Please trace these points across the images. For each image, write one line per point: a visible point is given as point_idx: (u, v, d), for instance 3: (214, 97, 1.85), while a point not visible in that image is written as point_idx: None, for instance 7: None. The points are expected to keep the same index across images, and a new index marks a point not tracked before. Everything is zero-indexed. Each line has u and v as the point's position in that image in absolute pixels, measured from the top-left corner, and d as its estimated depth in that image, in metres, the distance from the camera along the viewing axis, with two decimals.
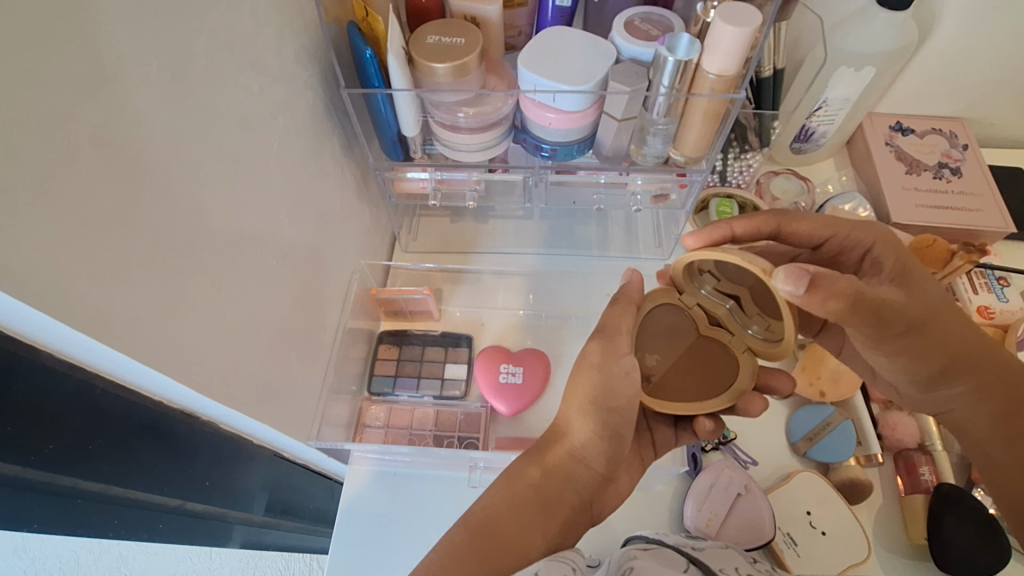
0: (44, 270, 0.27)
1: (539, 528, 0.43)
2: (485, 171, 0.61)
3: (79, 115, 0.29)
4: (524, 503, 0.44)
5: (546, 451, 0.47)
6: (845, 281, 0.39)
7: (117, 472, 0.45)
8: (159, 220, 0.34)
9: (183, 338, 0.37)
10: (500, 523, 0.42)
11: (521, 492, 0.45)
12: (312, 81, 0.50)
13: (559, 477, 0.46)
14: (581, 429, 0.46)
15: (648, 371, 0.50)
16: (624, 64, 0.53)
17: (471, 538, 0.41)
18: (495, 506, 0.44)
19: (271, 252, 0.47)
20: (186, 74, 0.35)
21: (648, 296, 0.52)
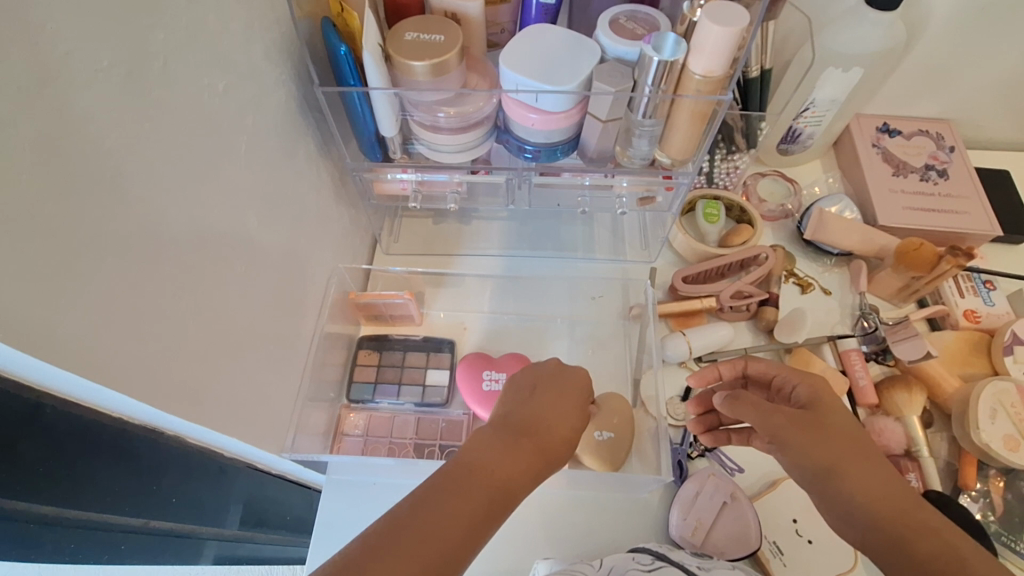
0: None
1: (528, 484, 0.41)
2: (467, 173, 0.60)
3: (20, 116, 0.27)
4: (523, 472, 0.41)
5: (541, 443, 0.43)
6: (784, 411, 0.45)
7: (72, 496, 0.41)
8: (112, 229, 0.32)
9: (139, 353, 0.35)
10: (507, 476, 0.40)
11: (525, 461, 0.42)
12: (284, 78, 0.48)
13: (544, 431, 0.44)
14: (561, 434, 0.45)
15: (537, 376, 0.49)
16: (609, 64, 0.51)
17: (456, 483, 0.38)
18: (474, 452, 0.41)
19: (239, 259, 0.45)
20: (142, 73, 0.33)
21: (557, 379, 0.49)
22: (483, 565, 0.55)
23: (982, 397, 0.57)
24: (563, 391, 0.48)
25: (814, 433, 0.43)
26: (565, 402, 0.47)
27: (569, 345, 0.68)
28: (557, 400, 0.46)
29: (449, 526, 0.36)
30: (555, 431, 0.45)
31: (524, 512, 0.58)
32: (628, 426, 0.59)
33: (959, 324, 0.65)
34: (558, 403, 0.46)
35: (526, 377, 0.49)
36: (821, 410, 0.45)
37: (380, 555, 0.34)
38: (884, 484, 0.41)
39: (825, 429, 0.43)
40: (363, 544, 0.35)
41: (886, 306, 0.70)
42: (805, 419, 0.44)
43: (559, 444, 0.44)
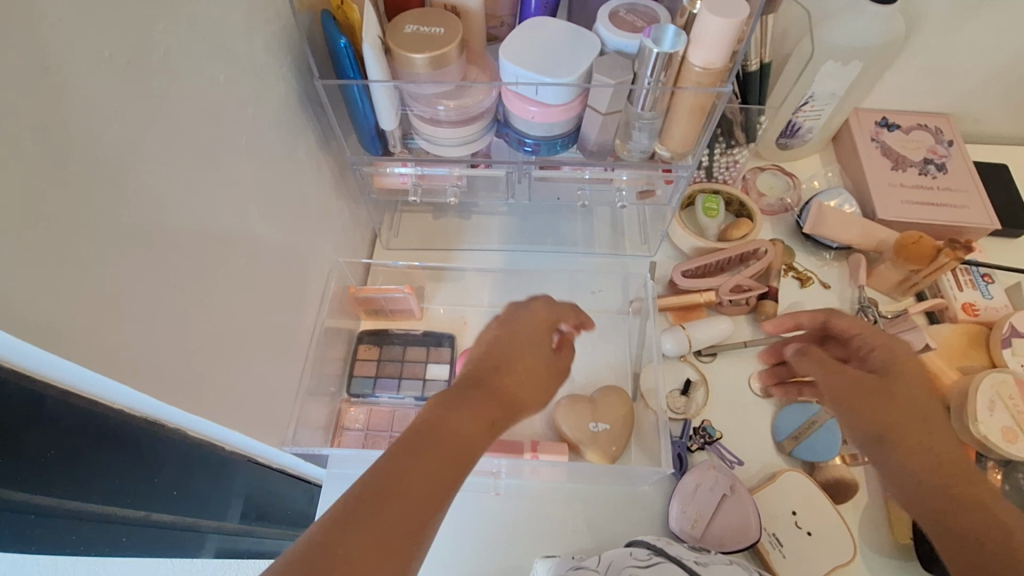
0: None
1: (485, 436, 0.41)
2: (467, 167, 0.60)
3: (21, 106, 0.26)
4: (476, 419, 0.41)
5: (491, 395, 0.43)
6: (852, 375, 0.47)
7: (75, 488, 0.41)
8: (113, 219, 0.32)
9: (139, 345, 0.35)
10: (460, 424, 0.40)
11: (477, 409, 0.42)
12: (285, 71, 0.48)
13: (499, 380, 0.44)
14: (512, 384, 0.45)
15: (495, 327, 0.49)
16: (609, 56, 0.51)
17: (419, 443, 0.38)
18: (436, 413, 0.41)
19: (239, 252, 0.44)
20: (142, 64, 0.33)
21: (518, 325, 0.48)
22: (483, 557, 0.55)
23: (981, 390, 0.57)
24: (516, 338, 0.47)
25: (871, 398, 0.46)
26: (517, 350, 0.46)
27: None
28: (510, 350, 0.46)
29: (426, 475, 0.37)
30: (512, 384, 0.45)
31: (524, 504, 0.58)
32: (624, 414, 0.60)
33: (958, 317, 0.65)
34: (508, 353, 0.46)
35: (488, 330, 0.49)
36: (896, 374, 0.47)
37: (365, 509, 0.34)
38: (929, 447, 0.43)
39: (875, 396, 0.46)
40: (350, 499, 0.35)
41: (885, 300, 0.70)
42: (869, 383, 0.46)
43: (514, 393, 0.44)
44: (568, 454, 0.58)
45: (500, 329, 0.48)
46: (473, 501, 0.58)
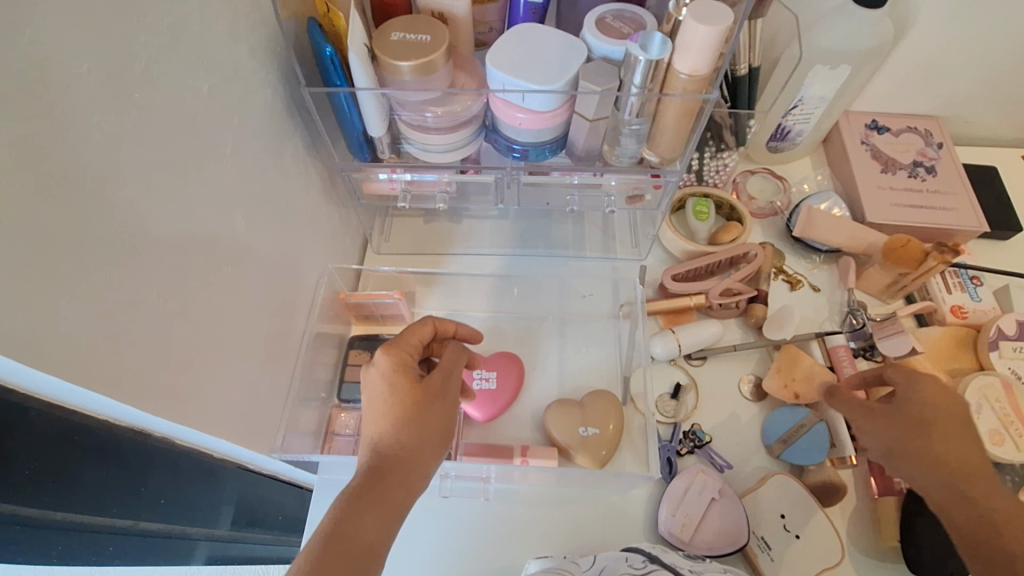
0: None
1: (386, 534, 0.42)
2: (456, 172, 0.60)
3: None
4: (365, 501, 0.42)
5: (380, 473, 0.44)
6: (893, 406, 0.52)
7: (53, 498, 0.42)
8: (95, 232, 0.32)
9: (123, 356, 0.35)
10: (350, 511, 0.42)
11: (364, 493, 0.43)
12: (271, 78, 0.48)
13: (389, 456, 0.45)
14: (396, 457, 0.45)
15: (368, 392, 0.49)
16: (595, 63, 0.51)
17: (321, 555, 0.39)
18: (338, 516, 0.41)
19: (226, 261, 0.44)
20: (123, 75, 0.33)
21: (385, 385, 0.48)
22: (472, 562, 0.56)
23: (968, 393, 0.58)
24: (382, 403, 0.47)
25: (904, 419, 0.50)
26: (392, 417, 0.46)
27: (560, 343, 0.68)
28: (386, 418, 0.46)
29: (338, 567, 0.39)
30: (410, 467, 0.45)
31: (513, 510, 0.58)
32: (616, 418, 0.60)
33: (946, 320, 0.66)
34: (386, 424, 0.46)
35: (377, 401, 0.48)
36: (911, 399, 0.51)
37: None
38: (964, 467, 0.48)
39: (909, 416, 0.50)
40: None
41: (875, 303, 0.71)
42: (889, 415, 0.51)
43: (407, 465, 0.45)
44: (557, 459, 0.58)
45: (388, 405, 0.47)
46: (462, 507, 0.58)
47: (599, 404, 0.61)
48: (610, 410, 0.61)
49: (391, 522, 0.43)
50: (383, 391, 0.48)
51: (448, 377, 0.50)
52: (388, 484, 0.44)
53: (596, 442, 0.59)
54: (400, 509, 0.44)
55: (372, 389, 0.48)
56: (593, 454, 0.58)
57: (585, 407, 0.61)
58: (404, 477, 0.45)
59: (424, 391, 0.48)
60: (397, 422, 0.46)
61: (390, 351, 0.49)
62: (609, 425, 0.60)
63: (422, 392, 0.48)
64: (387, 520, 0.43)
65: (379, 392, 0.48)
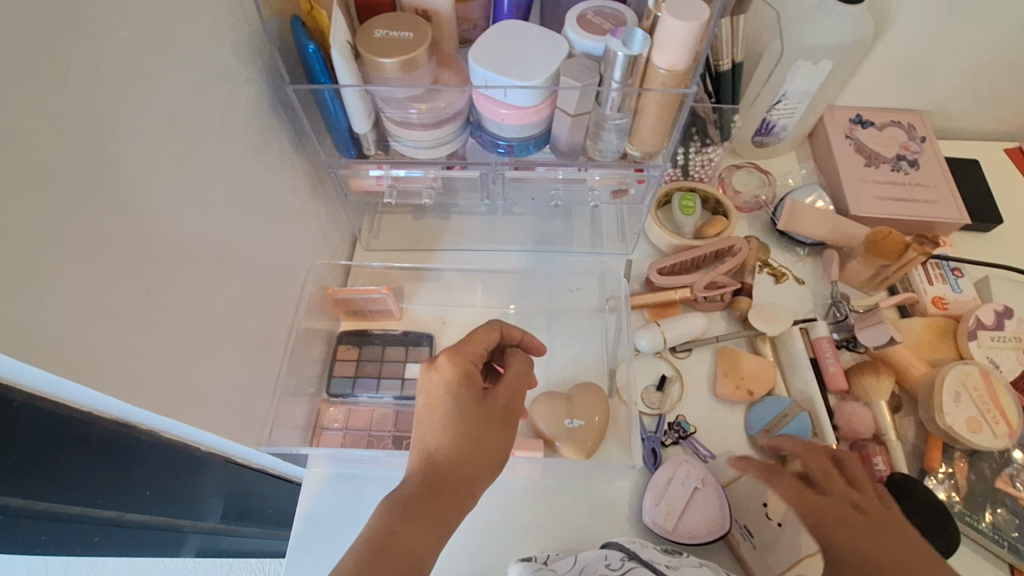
0: None
1: (436, 543, 0.42)
2: (443, 168, 0.61)
3: None
4: (419, 512, 0.42)
5: (436, 483, 0.44)
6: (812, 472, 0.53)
7: (36, 487, 0.43)
8: (76, 226, 0.32)
9: (108, 349, 0.35)
10: (401, 520, 0.42)
11: (421, 505, 0.43)
12: (255, 76, 0.48)
13: (447, 466, 0.45)
14: (456, 469, 0.45)
15: (426, 396, 0.48)
16: (577, 59, 0.52)
17: (372, 562, 0.39)
18: (391, 523, 0.42)
19: (210, 255, 0.45)
20: (103, 71, 0.33)
21: (446, 394, 0.47)
22: (461, 552, 0.56)
23: (946, 382, 0.59)
24: (443, 412, 0.46)
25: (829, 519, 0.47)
26: (452, 428, 0.46)
27: (547, 338, 0.69)
28: (443, 429, 0.46)
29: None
30: (466, 483, 0.45)
31: (501, 502, 0.59)
32: (602, 410, 0.61)
33: (927, 311, 0.67)
34: (444, 434, 0.46)
35: (436, 408, 0.47)
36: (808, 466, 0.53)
37: None
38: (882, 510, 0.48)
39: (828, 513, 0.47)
40: None
41: (858, 295, 0.71)
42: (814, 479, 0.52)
43: (466, 480, 0.45)
44: (544, 450, 0.59)
45: (449, 415, 0.46)
46: None
47: (583, 395, 0.62)
48: (597, 402, 0.61)
49: (443, 538, 0.43)
50: (442, 399, 0.47)
51: (510, 396, 0.50)
52: (444, 497, 0.44)
53: (581, 434, 0.60)
54: (451, 523, 0.44)
55: (431, 395, 0.48)
56: (581, 445, 0.59)
57: (570, 399, 0.62)
58: (459, 493, 0.44)
59: (486, 408, 0.48)
60: (459, 435, 0.46)
61: (454, 357, 0.49)
62: (595, 416, 0.61)
63: (487, 408, 0.48)
64: (438, 534, 0.43)
65: (438, 398, 0.47)
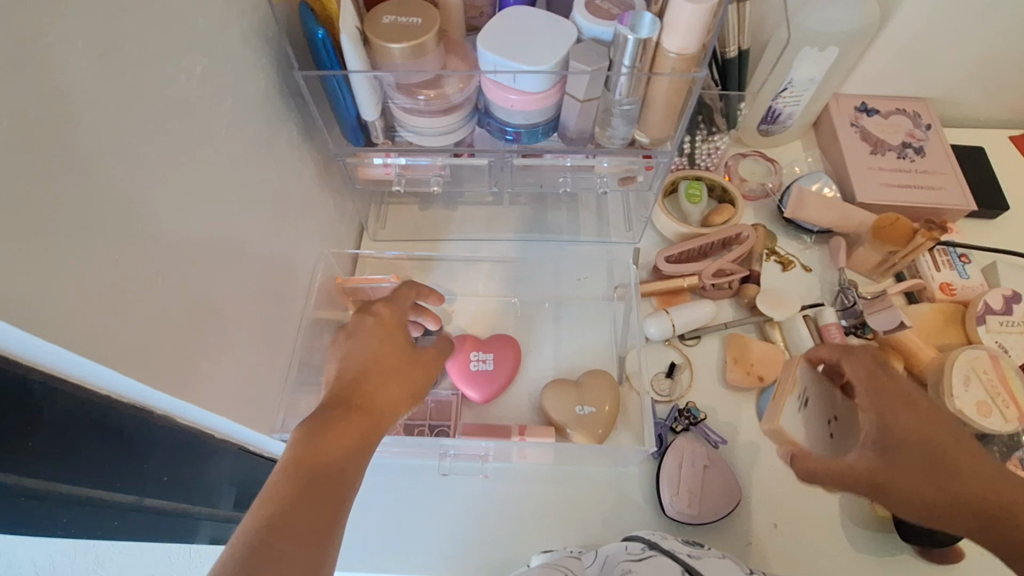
0: None
1: (357, 455, 0.42)
2: (450, 156, 0.61)
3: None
4: (336, 426, 0.42)
5: (349, 399, 0.45)
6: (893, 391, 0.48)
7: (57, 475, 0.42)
8: (89, 206, 0.33)
9: (122, 329, 0.35)
10: (317, 432, 0.41)
11: (331, 417, 0.42)
12: (265, 62, 0.48)
13: (357, 388, 0.46)
14: (366, 381, 0.46)
15: (337, 340, 0.51)
16: (585, 44, 0.51)
17: (294, 479, 0.38)
18: (307, 438, 0.41)
19: (222, 240, 0.45)
20: (116, 52, 0.34)
21: (354, 327, 0.51)
22: (473, 536, 0.56)
23: (956, 365, 0.59)
24: (349, 343, 0.50)
25: (906, 410, 0.47)
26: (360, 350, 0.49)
27: (555, 326, 0.69)
28: (350, 355, 0.48)
29: (310, 492, 0.38)
30: (376, 400, 0.45)
31: (513, 487, 0.59)
32: (613, 394, 0.61)
33: (935, 297, 0.67)
34: (354, 355, 0.48)
35: (345, 342, 0.50)
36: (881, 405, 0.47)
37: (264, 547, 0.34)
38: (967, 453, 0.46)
39: (912, 407, 0.48)
40: (251, 529, 0.35)
41: (865, 281, 0.71)
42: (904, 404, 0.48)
43: (378, 398, 0.46)
44: (554, 437, 0.59)
45: (356, 343, 0.49)
46: (462, 485, 0.59)
47: (591, 381, 0.62)
48: (605, 387, 0.62)
49: (363, 449, 0.43)
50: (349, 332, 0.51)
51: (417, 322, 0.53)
52: (359, 414, 0.44)
53: (591, 420, 0.60)
54: (371, 436, 0.44)
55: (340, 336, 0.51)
56: (592, 429, 0.59)
57: (579, 385, 0.62)
58: (371, 406, 0.45)
59: (391, 329, 0.51)
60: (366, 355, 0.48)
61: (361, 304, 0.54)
62: (605, 401, 0.61)
63: (388, 329, 0.51)
64: (357, 447, 0.42)
65: (344, 334, 0.51)
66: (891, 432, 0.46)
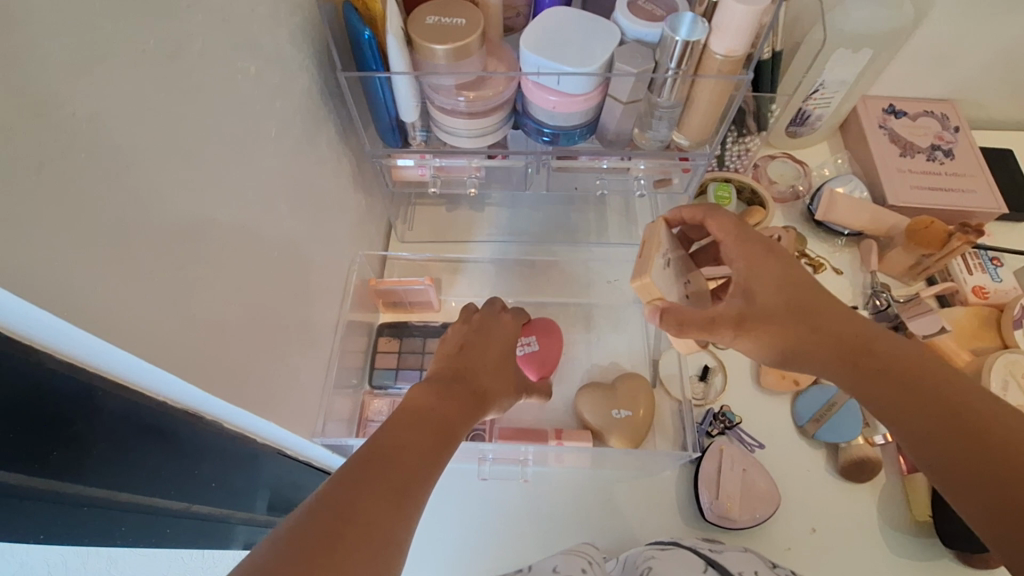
0: (50, 270, 0.26)
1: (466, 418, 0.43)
2: (484, 158, 0.60)
3: (78, 95, 0.27)
4: (449, 388, 0.43)
5: (466, 372, 0.46)
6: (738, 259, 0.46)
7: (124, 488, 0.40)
8: (158, 213, 0.32)
9: (184, 336, 0.35)
10: (433, 391, 0.42)
11: (445, 383, 0.44)
12: (309, 63, 0.48)
13: (472, 366, 0.47)
14: (479, 364, 0.48)
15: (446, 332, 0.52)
16: (629, 46, 0.51)
17: (413, 425, 0.39)
18: (423, 393, 0.42)
19: (268, 244, 0.44)
20: (182, 55, 0.33)
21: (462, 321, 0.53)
22: (512, 541, 0.56)
23: (993, 369, 0.59)
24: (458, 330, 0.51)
25: (769, 259, 0.45)
26: (472, 339, 0.50)
27: (587, 328, 0.68)
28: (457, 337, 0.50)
29: (428, 434, 0.38)
30: (484, 380, 0.47)
31: (551, 491, 0.59)
32: (649, 398, 0.61)
33: (968, 300, 0.67)
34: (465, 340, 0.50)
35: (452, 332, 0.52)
36: (753, 268, 0.45)
37: (374, 473, 0.34)
38: (850, 327, 0.43)
39: (779, 261, 0.45)
40: (371, 451, 0.35)
41: (896, 285, 0.71)
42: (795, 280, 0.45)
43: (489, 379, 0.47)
44: (591, 440, 0.58)
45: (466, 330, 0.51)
46: (501, 488, 0.59)
47: (626, 385, 0.62)
48: (641, 392, 0.61)
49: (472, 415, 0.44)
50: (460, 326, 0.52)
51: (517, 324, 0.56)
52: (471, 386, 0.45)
53: (627, 424, 0.59)
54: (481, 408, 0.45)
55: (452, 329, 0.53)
56: (628, 434, 0.59)
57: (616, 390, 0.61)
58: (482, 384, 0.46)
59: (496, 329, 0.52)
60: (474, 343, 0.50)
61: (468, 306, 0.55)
62: (642, 405, 0.60)
63: (495, 329, 0.52)
64: (469, 410, 0.43)
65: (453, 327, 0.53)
66: (753, 285, 0.45)
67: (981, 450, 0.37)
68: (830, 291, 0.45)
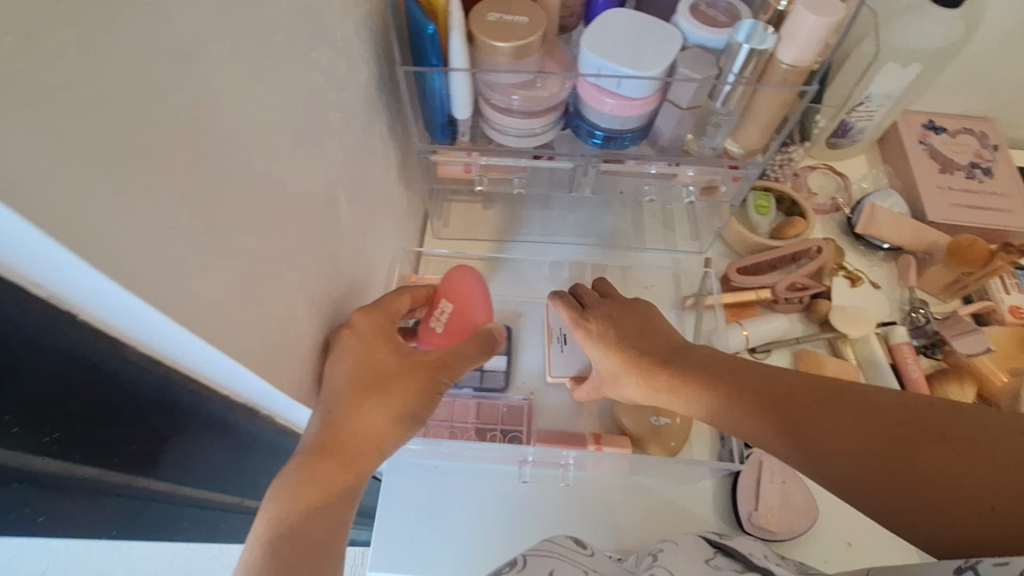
0: (149, 261, 0.25)
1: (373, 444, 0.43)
2: (529, 158, 0.59)
3: (185, 82, 0.26)
4: (355, 411, 0.42)
5: (370, 389, 0.43)
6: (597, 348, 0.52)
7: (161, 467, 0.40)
8: (241, 204, 0.31)
9: (255, 330, 0.34)
10: (340, 417, 0.41)
11: (346, 402, 0.42)
12: (370, 56, 0.47)
13: (380, 375, 0.43)
14: (382, 368, 0.44)
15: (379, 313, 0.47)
16: (692, 51, 0.50)
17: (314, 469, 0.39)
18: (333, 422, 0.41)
19: (326, 239, 0.44)
20: (270, 43, 0.32)
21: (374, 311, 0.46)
22: None
23: None
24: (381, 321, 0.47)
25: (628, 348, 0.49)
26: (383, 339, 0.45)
27: None
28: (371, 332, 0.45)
29: (328, 480, 0.40)
30: (399, 391, 0.44)
31: (588, 495, 0.59)
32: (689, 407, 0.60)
33: (1005, 320, 0.66)
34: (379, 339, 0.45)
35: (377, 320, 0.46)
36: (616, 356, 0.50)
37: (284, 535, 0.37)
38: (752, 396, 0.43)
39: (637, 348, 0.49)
40: (280, 511, 0.38)
41: (933, 301, 0.71)
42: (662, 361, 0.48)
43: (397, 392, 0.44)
44: (630, 447, 0.58)
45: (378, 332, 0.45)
46: (537, 490, 0.59)
47: None
48: None
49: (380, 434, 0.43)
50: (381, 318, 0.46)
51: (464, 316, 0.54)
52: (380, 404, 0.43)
53: (666, 432, 0.59)
54: (394, 423, 0.44)
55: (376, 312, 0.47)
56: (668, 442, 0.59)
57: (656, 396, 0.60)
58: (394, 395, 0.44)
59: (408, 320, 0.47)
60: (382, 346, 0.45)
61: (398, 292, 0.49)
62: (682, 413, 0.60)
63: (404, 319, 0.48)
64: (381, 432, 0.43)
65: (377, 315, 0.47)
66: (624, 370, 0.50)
67: (925, 502, 0.35)
68: (692, 351, 0.48)
